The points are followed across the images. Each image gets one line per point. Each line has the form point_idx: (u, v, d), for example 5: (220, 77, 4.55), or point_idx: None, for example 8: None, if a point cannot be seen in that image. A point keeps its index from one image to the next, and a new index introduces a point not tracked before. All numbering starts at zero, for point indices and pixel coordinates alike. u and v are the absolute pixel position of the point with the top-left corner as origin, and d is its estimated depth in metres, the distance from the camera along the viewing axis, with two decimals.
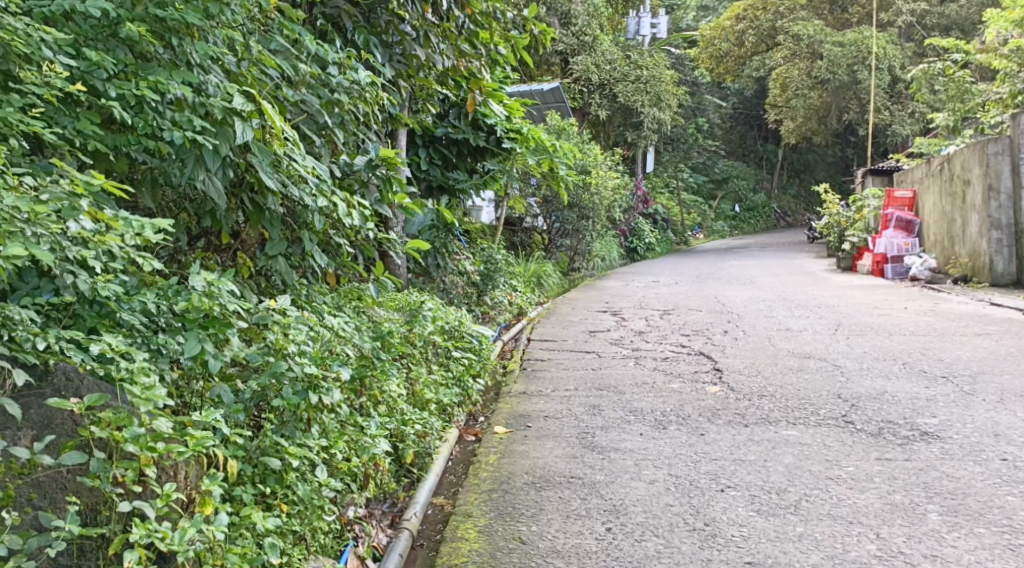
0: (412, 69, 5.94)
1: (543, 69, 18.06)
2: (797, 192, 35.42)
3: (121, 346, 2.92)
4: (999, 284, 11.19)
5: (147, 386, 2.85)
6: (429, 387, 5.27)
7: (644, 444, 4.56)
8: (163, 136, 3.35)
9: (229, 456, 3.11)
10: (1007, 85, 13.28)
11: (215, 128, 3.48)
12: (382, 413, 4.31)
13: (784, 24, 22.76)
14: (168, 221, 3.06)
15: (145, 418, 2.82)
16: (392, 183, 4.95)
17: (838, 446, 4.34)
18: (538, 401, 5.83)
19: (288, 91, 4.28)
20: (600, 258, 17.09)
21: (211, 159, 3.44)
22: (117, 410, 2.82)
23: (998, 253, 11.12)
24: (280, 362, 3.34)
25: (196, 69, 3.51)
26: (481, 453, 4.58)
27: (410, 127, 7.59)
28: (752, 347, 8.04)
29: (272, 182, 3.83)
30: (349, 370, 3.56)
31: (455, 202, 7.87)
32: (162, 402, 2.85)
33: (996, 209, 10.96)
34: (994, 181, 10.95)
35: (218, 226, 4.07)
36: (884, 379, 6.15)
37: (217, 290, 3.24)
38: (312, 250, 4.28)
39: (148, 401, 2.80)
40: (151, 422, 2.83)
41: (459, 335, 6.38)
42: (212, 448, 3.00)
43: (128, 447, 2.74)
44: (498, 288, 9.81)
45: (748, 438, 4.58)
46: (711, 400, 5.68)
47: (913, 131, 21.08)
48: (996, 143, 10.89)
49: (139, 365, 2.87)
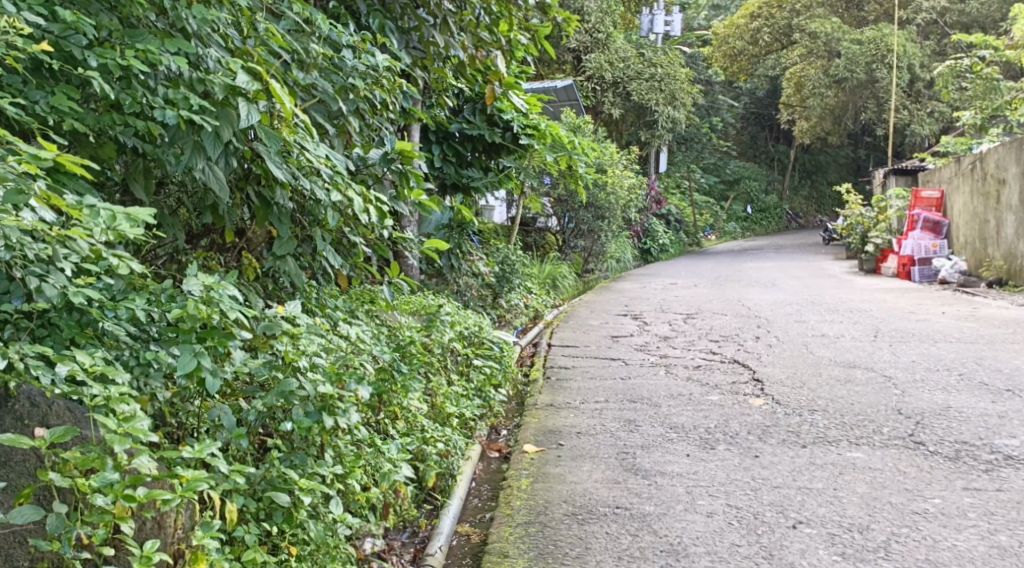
0: (430, 57, 5.51)
1: (555, 67, 17.58)
2: (809, 193, 34.84)
3: (97, 367, 2.49)
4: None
5: (127, 416, 2.42)
6: (450, 399, 4.80)
7: (693, 467, 4.11)
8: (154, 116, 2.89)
9: (227, 499, 2.67)
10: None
11: (216, 109, 2.99)
12: (401, 431, 3.90)
13: (800, 22, 22.18)
14: (149, 214, 2.58)
15: (121, 459, 2.38)
16: (408, 178, 4.44)
17: (914, 474, 4.01)
18: (568, 415, 5.36)
19: (299, 74, 3.84)
20: (614, 260, 16.61)
21: (209, 145, 2.95)
22: (86, 450, 2.39)
23: None
24: (290, 379, 2.88)
25: (194, 41, 3.06)
26: (511, 476, 4.11)
27: (423, 122, 7.11)
28: (790, 355, 7.58)
29: (281, 175, 3.36)
30: (369, 388, 3.09)
31: (469, 200, 7.39)
32: (145, 438, 2.41)
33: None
34: None
35: (220, 223, 3.64)
36: (945, 394, 5.87)
37: (217, 295, 2.76)
38: (325, 250, 3.84)
39: (125, 437, 2.37)
40: (131, 463, 2.39)
41: (479, 342, 5.89)
42: (207, 492, 2.56)
43: (98, 498, 2.31)
44: (514, 290, 9.33)
45: (809, 462, 4.20)
46: (757, 416, 5.22)
47: (932, 131, 20.52)
48: None
49: (117, 391, 2.42)
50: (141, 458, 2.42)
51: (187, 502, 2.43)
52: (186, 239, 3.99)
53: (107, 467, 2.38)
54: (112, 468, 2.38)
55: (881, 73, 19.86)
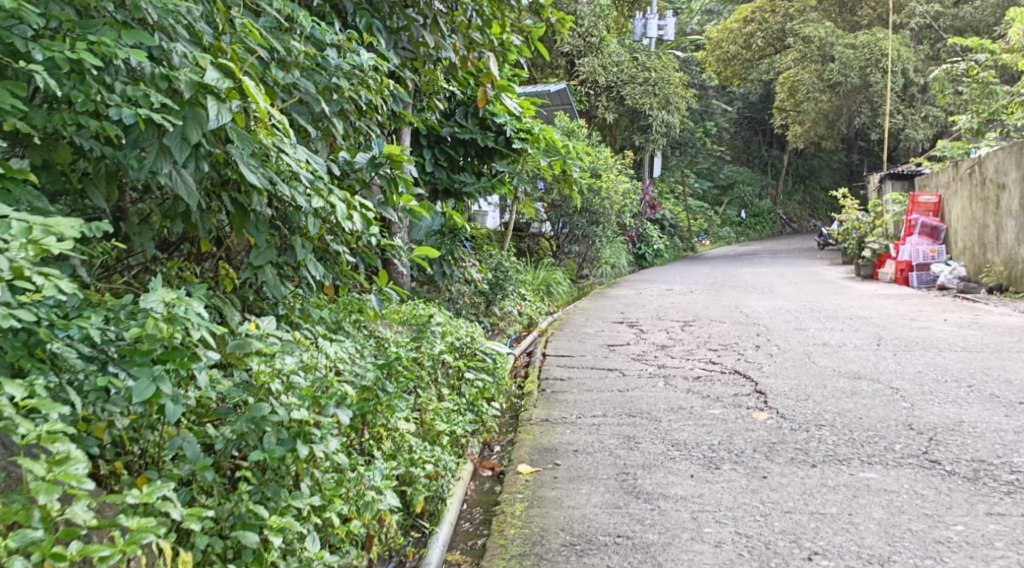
0: (420, 58, 5.28)
1: (548, 71, 17.37)
2: (802, 198, 34.69)
3: (31, 400, 2.27)
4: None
5: (60, 460, 2.27)
6: (441, 415, 4.51)
7: (697, 490, 3.88)
8: (110, 116, 2.65)
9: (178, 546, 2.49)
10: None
11: (182, 109, 2.74)
12: (388, 454, 3.65)
13: (794, 26, 21.80)
14: (72, 226, 2.39)
15: (53, 509, 2.23)
16: (397, 183, 4.24)
17: (933, 497, 3.79)
18: (564, 431, 5.10)
19: (279, 73, 3.60)
20: (609, 266, 16.37)
21: (175, 148, 2.72)
22: (11, 500, 2.24)
23: None
24: (262, 404, 2.70)
25: (158, 33, 2.81)
26: (504, 501, 3.87)
27: (413, 126, 6.84)
28: (792, 365, 7.35)
29: (257, 180, 3.10)
30: (349, 412, 2.92)
31: (461, 206, 7.14)
32: (82, 485, 2.26)
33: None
34: None
35: (193, 232, 3.38)
36: (955, 406, 5.67)
37: (180, 312, 2.53)
38: (306, 259, 3.60)
39: (55, 486, 2.22)
40: (66, 510, 2.25)
41: (472, 353, 5.55)
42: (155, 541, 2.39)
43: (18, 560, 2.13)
44: (507, 297, 9.09)
45: (820, 483, 3.98)
46: (763, 432, 5.00)
47: (927, 135, 20.34)
48: None
49: (50, 428, 2.25)
50: (76, 507, 2.27)
51: (129, 555, 2.27)
52: (158, 248, 3.73)
53: (34, 520, 2.22)
54: (39, 522, 2.23)
55: (875, 77, 19.68)
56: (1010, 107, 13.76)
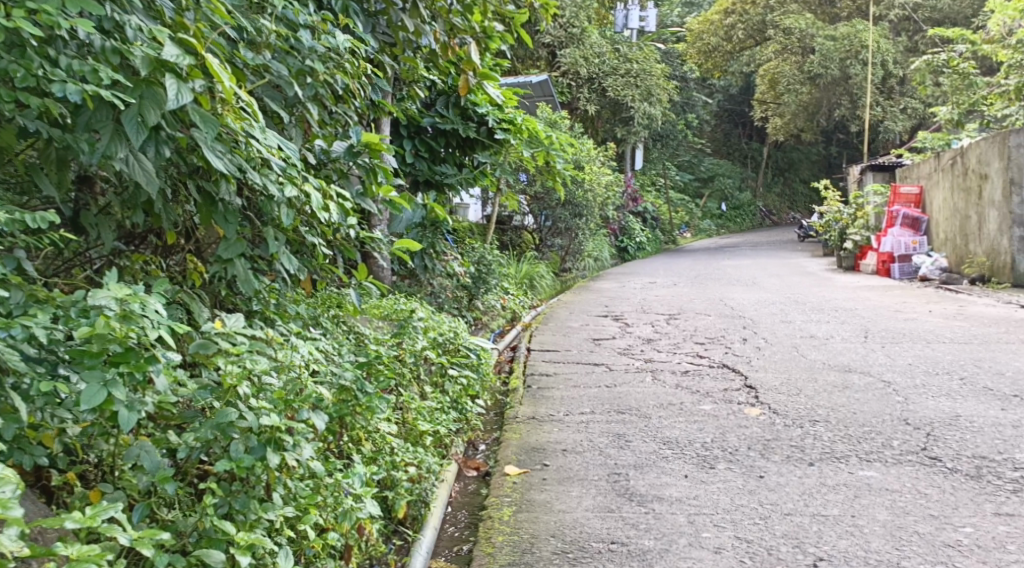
0: (398, 42, 5.08)
1: (530, 63, 17.16)
2: (782, 191, 34.62)
3: None
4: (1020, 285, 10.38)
5: None
6: (425, 414, 4.32)
7: (692, 491, 3.71)
8: (53, 92, 2.48)
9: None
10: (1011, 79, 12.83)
11: (137, 88, 2.57)
12: (367, 458, 3.47)
13: (775, 18, 21.59)
14: None
15: None
16: (377, 174, 4.08)
17: (938, 497, 3.62)
18: (550, 429, 4.92)
19: (248, 54, 3.44)
20: (592, 259, 16.20)
21: (132, 129, 2.54)
22: None
23: (1019, 252, 10.32)
24: (228, 409, 2.54)
25: (109, 6, 2.62)
26: (491, 504, 3.69)
27: (393, 115, 6.62)
28: (781, 358, 7.18)
29: (223, 167, 2.91)
30: (324, 416, 2.77)
31: (443, 198, 6.90)
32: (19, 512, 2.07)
33: (1018, 205, 10.18)
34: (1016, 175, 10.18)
35: (157, 223, 3.21)
36: (949, 399, 5.53)
37: (133, 308, 2.40)
38: (278, 251, 3.43)
39: None
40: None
41: (455, 350, 5.35)
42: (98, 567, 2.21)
43: None
44: (490, 291, 8.91)
45: (819, 483, 3.81)
46: (756, 429, 4.83)
47: (906, 127, 20.29)
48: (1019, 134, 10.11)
49: None
50: (3, 534, 2.07)
51: None
52: (124, 240, 3.54)
53: None
54: None
55: (855, 69, 19.60)
56: (991, 97, 13.68)
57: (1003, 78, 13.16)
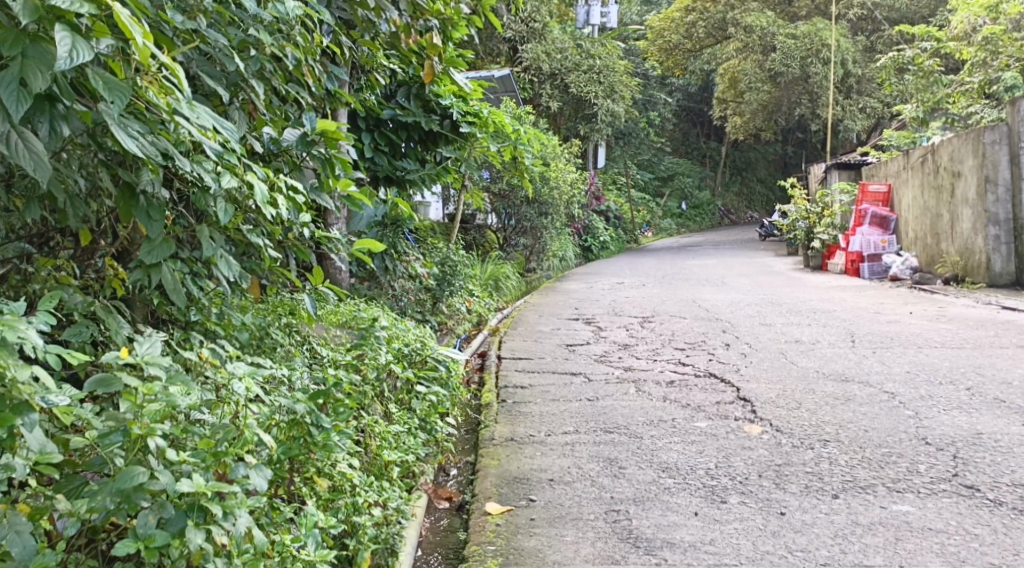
0: (356, 20, 4.44)
1: (489, 58, 16.54)
2: (740, 190, 34.26)
3: None
4: (996, 285, 9.79)
5: None
6: (391, 441, 3.73)
7: (706, 533, 3.22)
8: None
9: None
10: (974, 77, 12.52)
11: (22, 44, 2.09)
12: (322, 502, 2.93)
13: (736, 16, 21.10)
14: None
15: None
16: (334, 165, 3.49)
17: (992, 539, 3.12)
18: (533, 454, 4.34)
19: (177, 18, 2.86)
20: (557, 258, 15.61)
21: (10, 97, 2.07)
22: None
23: (995, 251, 9.70)
24: (136, 470, 2.16)
25: None
26: (474, 556, 3.18)
27: (350, 106, 5.92)
28: (771, 366, 6.67)
29: (139, 151, 2.35)
30: (263, 474, 2.38)
31: (403, 195, 6.24)
32: None
33: (993, 204, 9.60)
34: (991, 172, 9.58)
35: (64, 222, 2.72)
36: (961, 414, 5.03)
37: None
38: (214, 254, 2.88)
39: None
40: None
41: (421, 362, 4.65)
42: None
43: None
44: (456, 294, 8.24)
45: (851, 522, 3.27)
46: (764, 450, 4.28)
47: (865, 127, 19.92)
48: (992, 131, 9.52)
49: None
50: None
51: None
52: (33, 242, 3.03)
53: None
54: None
55: (816, 68, 19.18)
56: (954, 95, 13.30)
57: (967, 76, 12.84)
